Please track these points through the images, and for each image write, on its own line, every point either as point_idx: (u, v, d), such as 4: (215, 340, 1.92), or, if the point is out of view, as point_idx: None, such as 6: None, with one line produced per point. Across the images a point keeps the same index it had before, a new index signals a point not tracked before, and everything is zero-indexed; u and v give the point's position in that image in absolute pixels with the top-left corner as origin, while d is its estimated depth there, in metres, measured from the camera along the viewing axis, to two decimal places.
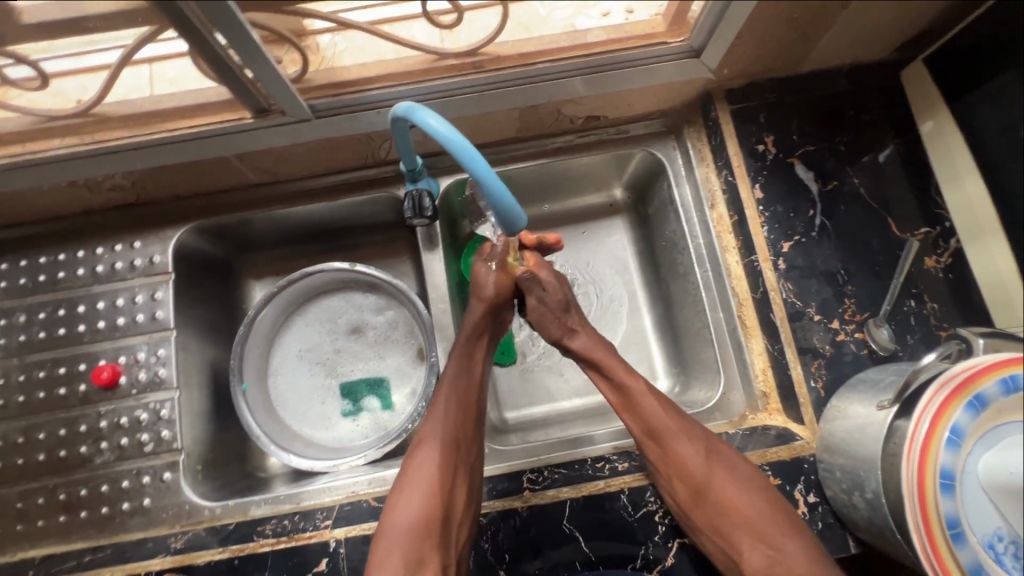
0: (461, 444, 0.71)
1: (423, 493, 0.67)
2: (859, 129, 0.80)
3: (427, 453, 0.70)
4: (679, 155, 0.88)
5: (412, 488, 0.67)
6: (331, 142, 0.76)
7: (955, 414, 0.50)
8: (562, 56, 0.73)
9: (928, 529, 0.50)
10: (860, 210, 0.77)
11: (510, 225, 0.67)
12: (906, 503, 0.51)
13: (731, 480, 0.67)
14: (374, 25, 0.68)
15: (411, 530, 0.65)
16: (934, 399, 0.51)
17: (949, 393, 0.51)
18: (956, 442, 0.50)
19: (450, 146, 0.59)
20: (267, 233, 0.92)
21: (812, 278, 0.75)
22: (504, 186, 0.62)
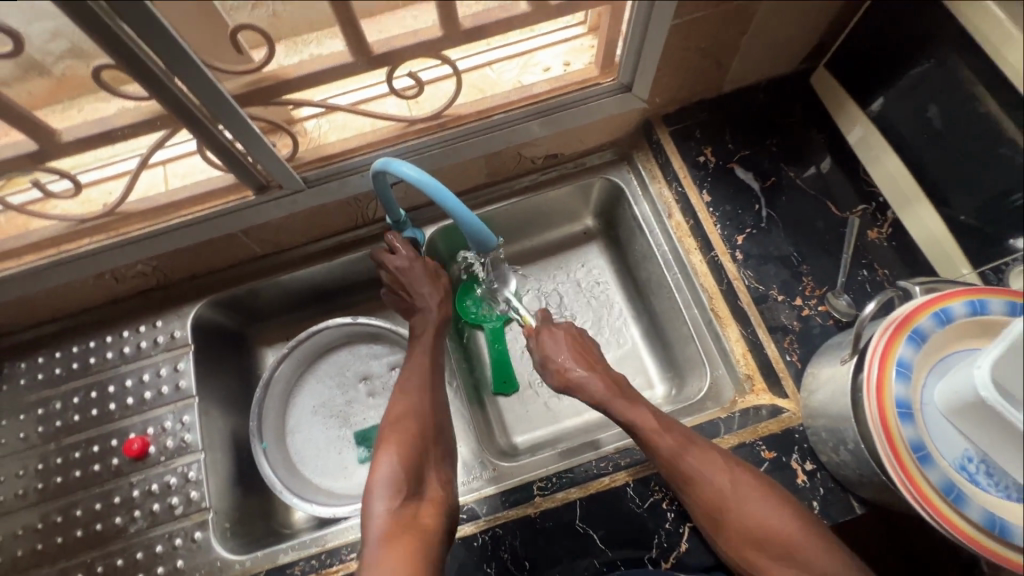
0: (429, 416, 0.82)
1: (398, 455, 0.76)
2: (783, 131, 0.90)
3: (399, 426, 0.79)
4: (634, 177, 0.98)
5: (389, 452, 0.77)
6: (324, 208, 0.87)
7: (899, 354, 0.55)
8: (514, 106, 0.85)
9: (899, 459, 0.53)
10: (800, 199, 0.86)
11: (482, 246, 0.76)
12: (874, 437, 0.54)
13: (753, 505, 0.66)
14: (355, 105, 0.79)
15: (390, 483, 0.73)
16: (877, 346, 0.56)
17: (889, 338, 0.56)
18: (906, 375, 0.55)
19: (428, 189, 0.67)
20: (274, 300, 1.01)
21: (769, 263, 0.82)
22: (472, 214, 0.72)
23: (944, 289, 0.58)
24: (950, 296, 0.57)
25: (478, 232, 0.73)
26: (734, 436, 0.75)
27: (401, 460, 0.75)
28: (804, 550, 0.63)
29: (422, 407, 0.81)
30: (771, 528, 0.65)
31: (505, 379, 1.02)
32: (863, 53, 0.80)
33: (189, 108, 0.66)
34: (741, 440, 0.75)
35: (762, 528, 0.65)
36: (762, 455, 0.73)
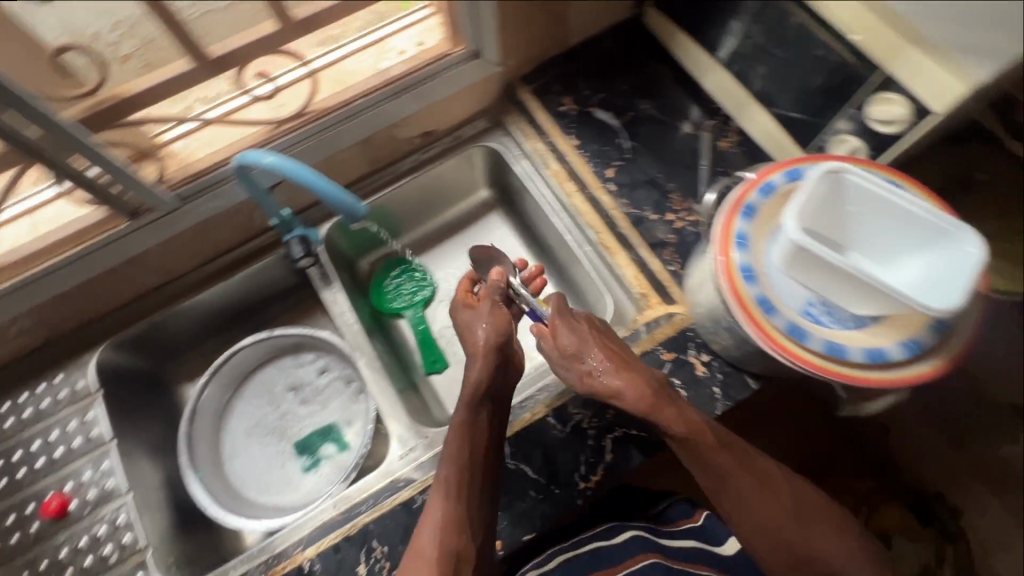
0: (484, 472, 0.69)
1: (447, 488, 0.67)
2: (631, 70, 0.98)
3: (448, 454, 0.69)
4: (508, 139, 1.01)
5: (438, 484, 0.68)
6: (207, 223, 0.86)
7: (737, 228, 0.62)
8: (373, 89, 0.88)
9: (750, 315, 0.59)
10: (656, 126, 0.93)
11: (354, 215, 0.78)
12: (727, 299, 0.60)
13: (785, 509, 0.66)
14: (226, 116, 0.83)
15: (441, 523, 0.65)
16: (719, 226, 0.63)
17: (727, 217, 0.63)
18: (745, 244, 0.62)
19: (290, 173, 0.70)
20: (183, 332, 0.99)
21: (639, 188, 0.89)
22: (340, 191, 0.73)
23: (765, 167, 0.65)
24: (771, 170, 0.64)
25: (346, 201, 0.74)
26: (636, 347, 0.81)
27: (448, 493, 0.66)
28: (824, 550, 0.65)
29: (460, 510, 0.65)
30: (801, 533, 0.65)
31: (434, 358, 1.05)
32: None
33: (34, 144, 0.65)
34: (644, 349, 0.80)
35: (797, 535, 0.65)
36: (663, 357, 0.79)
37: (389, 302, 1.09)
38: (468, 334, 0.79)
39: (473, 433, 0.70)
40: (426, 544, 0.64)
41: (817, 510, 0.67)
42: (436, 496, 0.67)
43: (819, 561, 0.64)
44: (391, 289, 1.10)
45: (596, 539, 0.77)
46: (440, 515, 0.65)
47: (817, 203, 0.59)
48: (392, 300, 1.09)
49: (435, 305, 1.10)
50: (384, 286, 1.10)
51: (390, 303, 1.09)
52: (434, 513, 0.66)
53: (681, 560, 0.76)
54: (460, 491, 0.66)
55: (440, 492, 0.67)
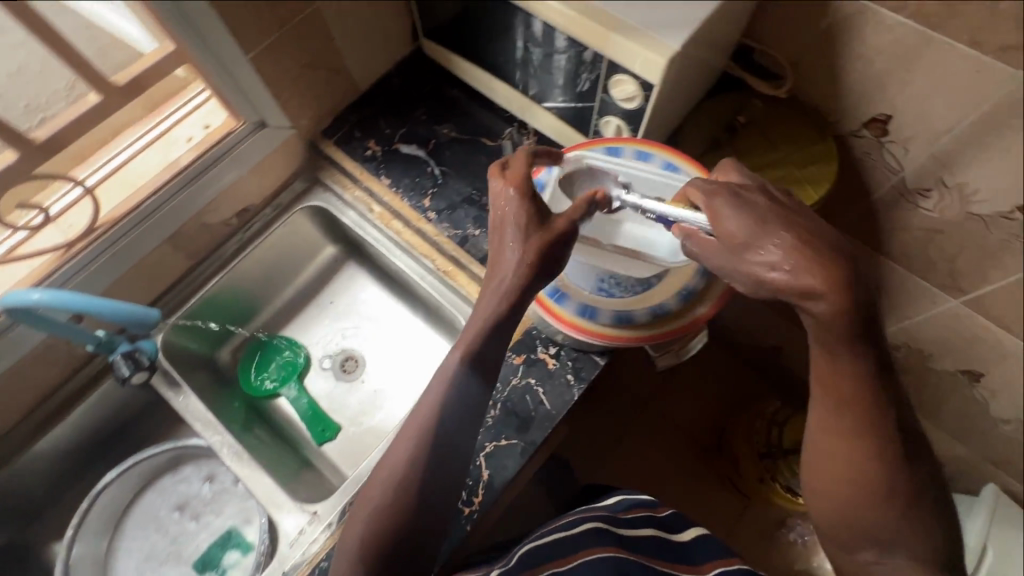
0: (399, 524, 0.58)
1: (389, 487, 0.59)
2: (426, 99, 1.01)
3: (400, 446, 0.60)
4: (330, 194, 1.01)
5: (377, 480, 0.60)
6: (16, 368, 0.81)
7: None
8: (160, 186, 0.85)
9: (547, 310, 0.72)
10: (460, 146, 0.97)
11: (146, 322, 0.82)
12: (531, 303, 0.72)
13: (836, 410, 0.60)
14: (9, 253, 0.79)
15: (380, 528, 0.57)
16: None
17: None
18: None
19: (67, 305, 0.72)
20: (32, 489, 0.90)
21: (458, 209, 0.92)
22: (122, 306, 0.78)
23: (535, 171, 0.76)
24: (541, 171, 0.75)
25: (127, 313, 0.79)
26: None
27: (392, 494, 0.58)
28: (842, 459, 0.61)
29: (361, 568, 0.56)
30: (837, 431, 0.60)
31: (321, 428, 1.02)
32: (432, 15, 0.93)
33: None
34: None
35: (828, 438, 0.61)
36: (515, 362, 0.81)
37: (260, 386, 1.05)
38: (495, 260, 0.62)
39: (431, 427, 0.60)
40: (345, 549, 0.58)
41: (888, 412, 0.59)
42: (372, 490, 0.60)
43: (837, 467, 0.62)
44: (260, 372, 1.06)
45: (560, 530, 0.82)
46: (373, 517, 0.58)
47: (583, 176, 0.71)
48: (263, 383, 1.05)
49: (310, 374, 1.08)
50: (252, 371, 1.06)
51: (262, 387, 1.05)
52: (368, 520, 0.58)
53: (635, 554, 0.80)
54: (397, 493, 0.58)
55: (381, 485, 0.59)
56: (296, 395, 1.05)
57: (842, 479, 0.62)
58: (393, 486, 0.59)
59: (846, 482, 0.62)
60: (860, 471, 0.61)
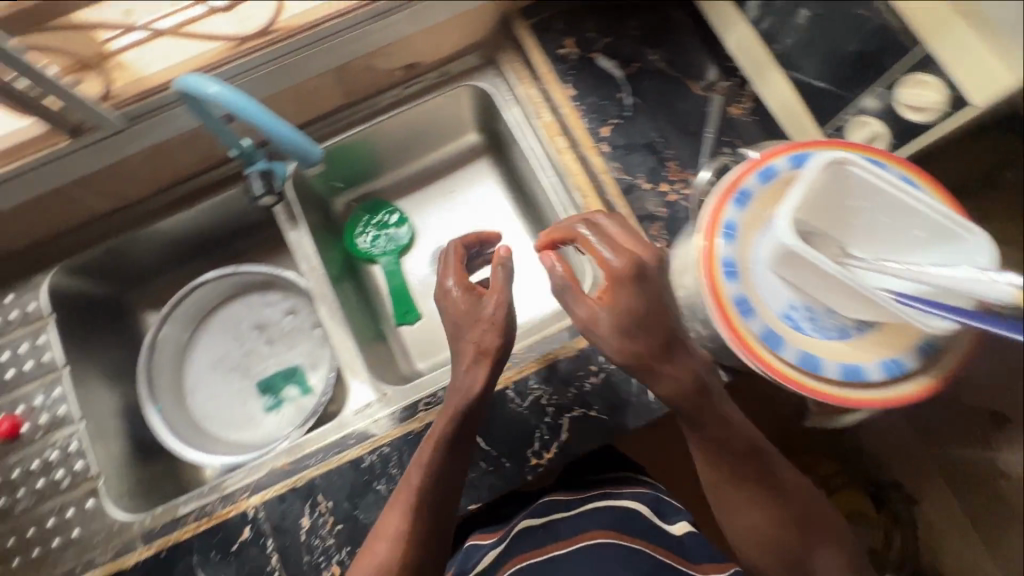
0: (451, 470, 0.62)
1: (415, 505, 0.60)
2: (646, 12, 0.86)
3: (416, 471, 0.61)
4: (502, 80, 0.91)
5: (402, 499, 0.61)
6: (161, 148, 0.79)
7: (722, 255, 0.55)
8: (347, 12, 0.77)
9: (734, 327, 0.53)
10: (664, 82, 0.83)
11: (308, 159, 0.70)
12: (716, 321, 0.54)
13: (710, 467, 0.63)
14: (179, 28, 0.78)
15: (411, 537, 0.59)
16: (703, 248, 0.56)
17: (710, 228, 0.56)
18: (735, 274, 0.55)
19: (252, 116, 0.62)
20: (144, 259, 0.95)
21: (635, 152, 0.81)
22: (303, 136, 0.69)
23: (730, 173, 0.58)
24: (744, 172, 0.57)
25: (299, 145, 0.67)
26: None
27: (421, 507, 0.60)
28: (762, 523, 0.61)
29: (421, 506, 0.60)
30: (728, 499, 0.63)
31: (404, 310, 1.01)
32: None
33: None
34: None
35: (730, 501, 0.63)
36: None
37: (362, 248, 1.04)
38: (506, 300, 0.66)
39: (445, 453, 0.62)
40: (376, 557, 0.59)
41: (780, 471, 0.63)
42: (399, 505, 0.60)
43: (758, 531, 0.62)
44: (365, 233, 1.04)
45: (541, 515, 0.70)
46: (403, 523, 0.59)
47: None
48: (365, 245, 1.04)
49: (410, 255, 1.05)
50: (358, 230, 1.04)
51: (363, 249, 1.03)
52: (399, 534, 0.59)
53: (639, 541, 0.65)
54: (420, 509, 0.59)
55: (406, 499, 0.60)
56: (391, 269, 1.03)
57: (758, 546, 0.62)
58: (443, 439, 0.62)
59: (785, 552, 0.61)
60: (790, 533, 0.61)
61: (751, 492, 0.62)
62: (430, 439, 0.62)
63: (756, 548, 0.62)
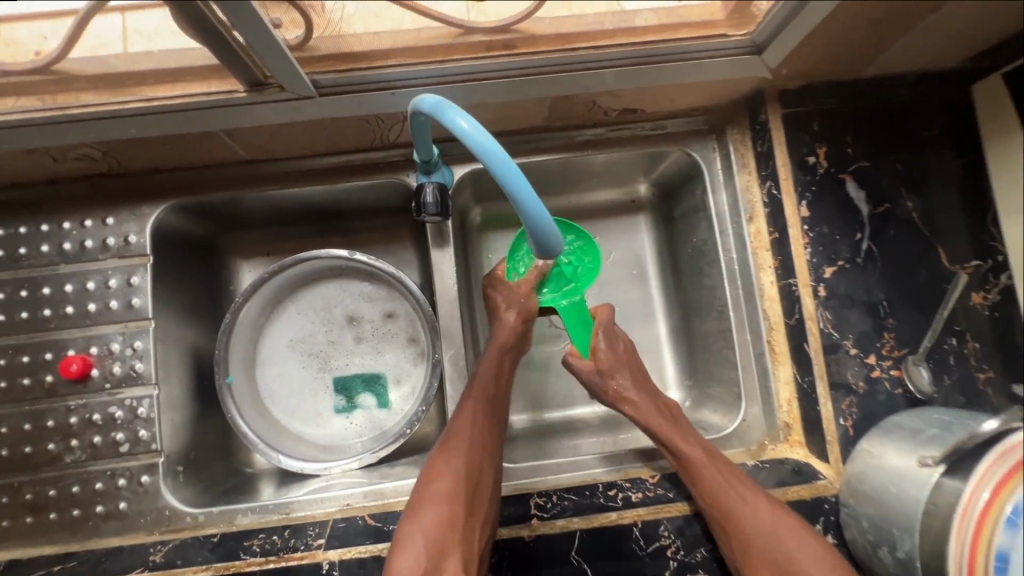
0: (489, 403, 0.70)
1: (451, 486, 0.64)
2: (919, 146, 0.73)
3: (452, 454, 0.66)
4: (718, 158, 0.79)
5: (438, 477, 0.65)
6: (335, 123, 0.66)
7: (994, 546, 0.46)
8: (604, 43, 0.64)
9: None
10: (910, 236, 0.71)
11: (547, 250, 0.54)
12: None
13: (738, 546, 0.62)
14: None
15: (447, 510, 0.62)
16: (973, 503, 0.47)
17: (994, 492, 0.47)
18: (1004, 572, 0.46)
19: (486, 159, 0.46)
20: (257, 213, 0.83)
21: (852, 308, 0.70)
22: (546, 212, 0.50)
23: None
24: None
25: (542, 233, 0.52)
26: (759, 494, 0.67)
27: (458, 486, 0.63)
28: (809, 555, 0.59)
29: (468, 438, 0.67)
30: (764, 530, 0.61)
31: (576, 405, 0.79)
32: None
33: None
34: None
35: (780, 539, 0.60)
36: None
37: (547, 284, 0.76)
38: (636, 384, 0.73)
39: (478, 433, 0.68)
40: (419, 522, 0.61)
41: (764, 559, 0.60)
42: (438, 481, 0.64)
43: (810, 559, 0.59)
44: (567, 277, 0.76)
45: None
46: (441, 499, 0.63)
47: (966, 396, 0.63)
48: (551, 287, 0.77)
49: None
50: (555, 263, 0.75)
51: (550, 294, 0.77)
52: (427, 514, 0.62)
53: None
54: (456, 488, 0.63)
55: (446, 480, 0.64)
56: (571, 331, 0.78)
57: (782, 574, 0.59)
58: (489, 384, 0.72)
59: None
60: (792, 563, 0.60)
61: (775, 511, 0.62)
62: (458, 421, 0.68)
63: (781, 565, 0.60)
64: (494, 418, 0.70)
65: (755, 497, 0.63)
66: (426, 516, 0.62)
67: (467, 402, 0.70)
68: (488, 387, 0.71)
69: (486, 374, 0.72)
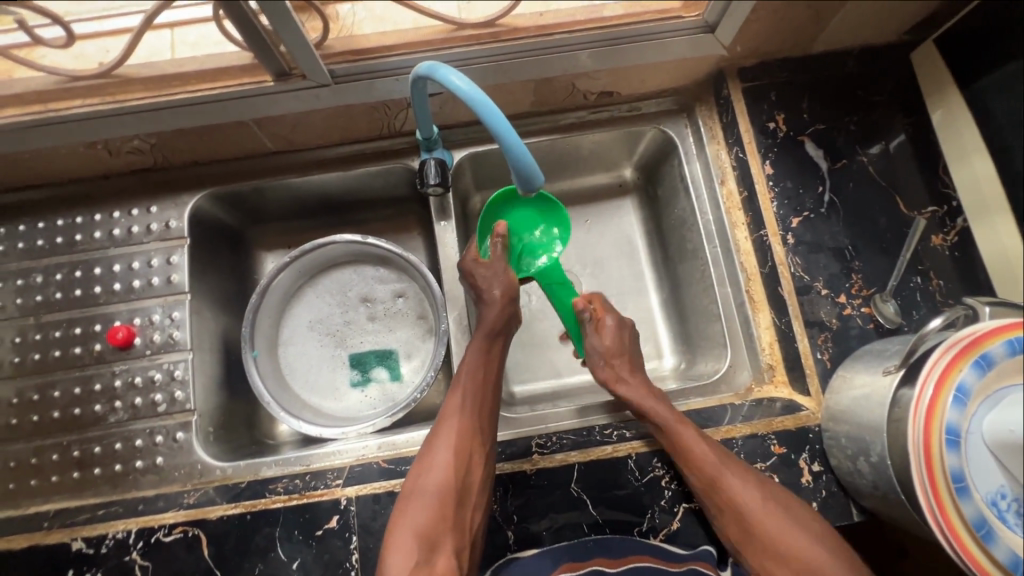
0: (482, 389, 0.74)
1: (439, 481, 0.66)
2: (869, 109, 0.81)
3: (437, 452, 0.69)
4: (690, 133, 0.89)
5: (423, 474, 0.67)
6: (349, 110, 0.77)
7: (944, 428, 0.52)
8: (578, 28, 0.74)
9: (938, 502, 0.52)
10: (868, 187, 0.78)
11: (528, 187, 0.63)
12: (916, 488, 0.53)
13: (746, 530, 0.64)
14: None
15: (434, 506, 0.65)
16: (921, 401, 0.53)
17: (937, 387, 0.53)
18: (957, 444, 0.52)
19: (476, 106, 0.56)
20: (280, 204, 0.93)
21: (820, 253, 0.76)
22: (525, 149, 0.58)
23: (977, 328, 0.53)
24: (987, 338, 0.53)
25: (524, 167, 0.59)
26: (746, 426, 0.72)
27: (446, 480, 0.66)
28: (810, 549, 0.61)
29: (458, 428, 0.70)
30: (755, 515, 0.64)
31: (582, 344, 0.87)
32: (972, 42, 0.71)
33: None
34: (753, 431, 0.72)
35: (750, 509, 0.64)
36: (772, 449, 0.70)
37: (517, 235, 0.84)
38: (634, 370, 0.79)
39: (470, 421, 0.71)
40: (408, 518, 0.64)
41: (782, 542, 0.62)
42: (424, 479, 0.67)
43: (776, 526, 0.63)
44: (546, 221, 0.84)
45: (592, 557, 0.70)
46: (428, 495, 0.66)
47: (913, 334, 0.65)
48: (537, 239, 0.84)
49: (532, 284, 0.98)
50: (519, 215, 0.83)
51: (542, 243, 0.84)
52: (415, 508, 0.65)
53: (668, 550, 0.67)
54: (441, 484, 0.66)
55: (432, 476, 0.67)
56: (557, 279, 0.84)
57: (775, 557, 0.63)
58: (484, 372, 0.75)
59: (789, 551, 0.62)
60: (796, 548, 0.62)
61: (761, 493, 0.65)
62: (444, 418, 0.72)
63: (749, 526, 0.64)
64: (488, 406, 0.74)
65: (729, 472, 0.66)
66: (412, 511, 0.65)
67: (453, 399, 0.73)
68: (475, 380, 0.74)
69: (471, 369, 0.75)
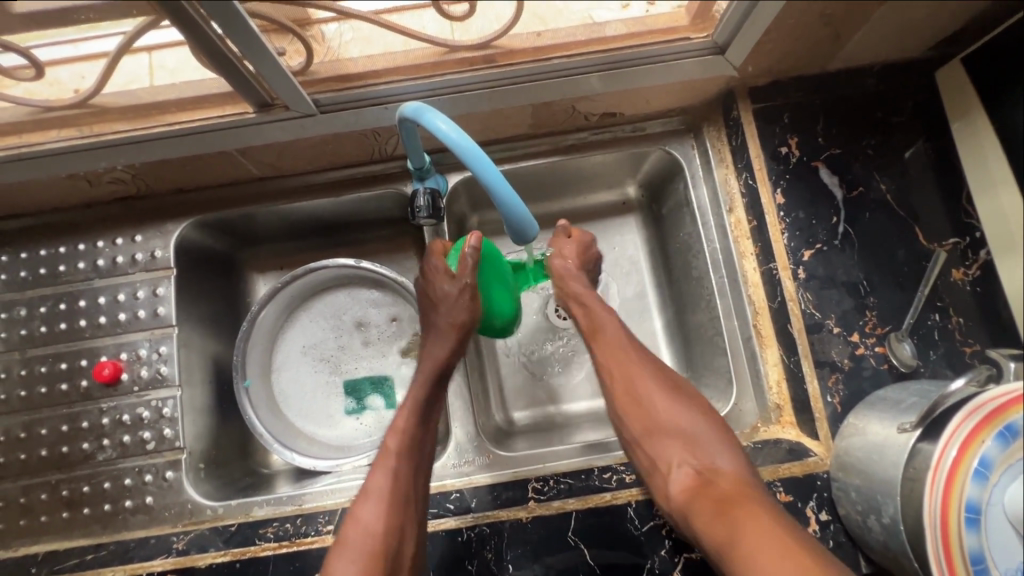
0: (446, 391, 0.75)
1: (395, 485, 0.65)
2: (888, 131, 0.76)
3: (379, 480, 0.66)
4: (697, 154, 0.85)
5: (373, 496, 0.65)
6: (337, 138, 0.74)
7: (965, 498, 0.50)
8: (579, 51, 0.70)
9: None
10: (885, 218, 0.74)
11: (520, 238, 0.60)
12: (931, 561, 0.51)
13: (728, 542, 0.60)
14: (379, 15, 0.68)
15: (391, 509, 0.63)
16: (942, 464, 0.51)
17: (961, 449, 0.50)
18: (976, 521, 0.50)
19: (463, 155, 0.53)
20: (271, 228, 0.90)
21: (832, 288, 0.72)
22: (515, 195, 0.56)
23: (999, 393, 0.51)
24: (1011, 405, 0.50)
25: (520, 218, 0.57)
26: None
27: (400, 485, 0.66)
28: None
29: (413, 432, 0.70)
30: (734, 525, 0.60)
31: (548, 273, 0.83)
32: (997, 66, 0.66)
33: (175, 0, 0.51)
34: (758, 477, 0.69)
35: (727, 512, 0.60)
36: (777, 496, 0.67)
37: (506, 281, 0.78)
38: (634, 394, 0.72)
39: (422, 429, 0.71)
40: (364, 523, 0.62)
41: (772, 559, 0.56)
42: (369, 505, 0.64)
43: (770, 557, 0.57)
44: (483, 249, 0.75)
45: None
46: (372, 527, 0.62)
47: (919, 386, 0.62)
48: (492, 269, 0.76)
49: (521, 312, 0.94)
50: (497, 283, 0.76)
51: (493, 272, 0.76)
52: (372, 509, 0.64)
53: None
54: (389, 521, 0.63)
55: (377, 508, 0.64)
56: (497, 272, 0.76)
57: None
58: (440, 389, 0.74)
59: None
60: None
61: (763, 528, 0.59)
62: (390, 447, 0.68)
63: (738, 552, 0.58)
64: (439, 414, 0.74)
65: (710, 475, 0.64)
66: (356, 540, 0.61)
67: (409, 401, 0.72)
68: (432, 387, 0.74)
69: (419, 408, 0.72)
